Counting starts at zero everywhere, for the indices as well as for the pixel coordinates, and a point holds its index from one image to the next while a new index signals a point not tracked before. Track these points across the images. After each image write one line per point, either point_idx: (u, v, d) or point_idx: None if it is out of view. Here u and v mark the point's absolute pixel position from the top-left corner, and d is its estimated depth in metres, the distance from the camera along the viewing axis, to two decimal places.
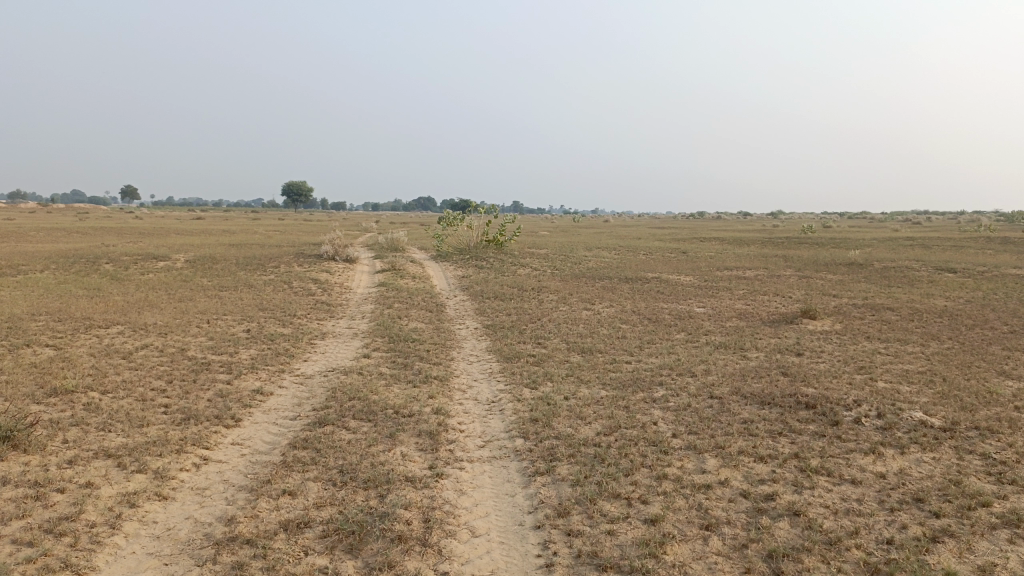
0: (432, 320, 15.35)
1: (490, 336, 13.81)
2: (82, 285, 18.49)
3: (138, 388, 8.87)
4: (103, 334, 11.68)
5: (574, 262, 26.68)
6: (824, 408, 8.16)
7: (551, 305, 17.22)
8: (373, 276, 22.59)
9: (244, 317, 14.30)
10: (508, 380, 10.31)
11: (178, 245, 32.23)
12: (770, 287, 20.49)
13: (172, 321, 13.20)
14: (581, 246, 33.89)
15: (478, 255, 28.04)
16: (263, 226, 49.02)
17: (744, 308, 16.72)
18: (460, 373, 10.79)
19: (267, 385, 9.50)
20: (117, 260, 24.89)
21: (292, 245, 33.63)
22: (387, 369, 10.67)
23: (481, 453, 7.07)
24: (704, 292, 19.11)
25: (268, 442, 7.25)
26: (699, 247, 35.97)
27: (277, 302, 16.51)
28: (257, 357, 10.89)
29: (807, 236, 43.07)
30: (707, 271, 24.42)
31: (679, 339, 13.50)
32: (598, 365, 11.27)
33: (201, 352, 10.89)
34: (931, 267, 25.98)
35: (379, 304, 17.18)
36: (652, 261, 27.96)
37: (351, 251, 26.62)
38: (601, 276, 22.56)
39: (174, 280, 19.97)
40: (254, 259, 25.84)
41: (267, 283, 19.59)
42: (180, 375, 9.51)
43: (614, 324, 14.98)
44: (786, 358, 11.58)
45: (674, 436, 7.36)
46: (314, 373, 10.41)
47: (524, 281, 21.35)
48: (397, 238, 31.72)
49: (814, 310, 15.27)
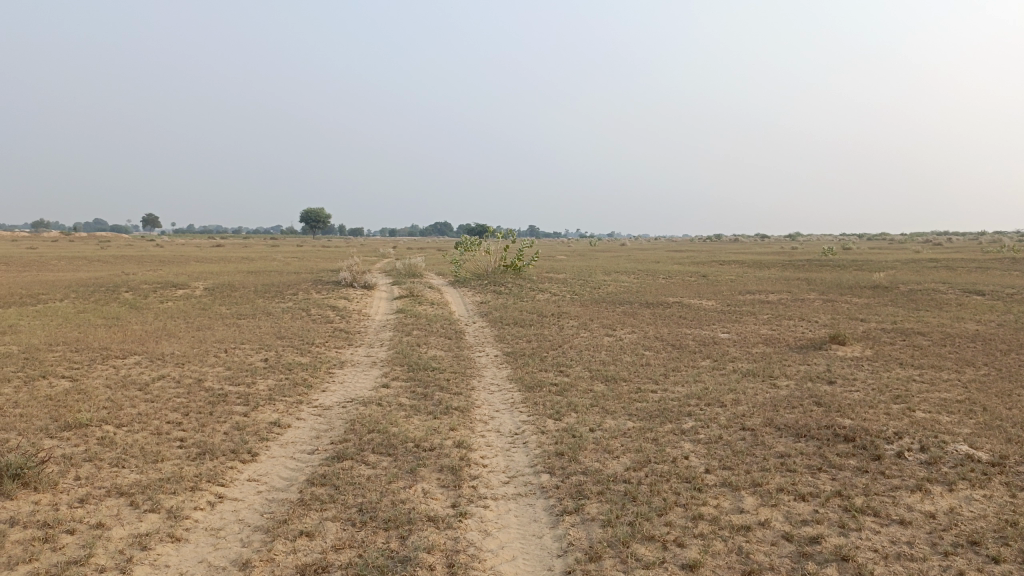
0: (452, 348, 15.11)
1: (511, 364, 13.54)
2: (101, 314, 18.46)
3: (154, 421, 8.67)
4: (119, 365, 11.54)
5: (593, 287, 26.40)
6: (863, 441, 7.80)
7: (572, 331, 16.93)
8: (391, 303, 22.44)
9: (261, 345, 14.14)
10: (531, 410, 10.02)
11: (196, 272, 32.34)
12: (795, 311, 20.10)
13: (189, 350, 13.05)
14: (599, 271, 33.60)
15: (497, 281, 27.85)
16: (280, 253, 49.23)
17: (769, 334, 16.35)
18: (481, 403, 10.51)
19: (284, 417, 9.27)
20: (136, 288, 24.94)
21: (309, 271, 33.63)
22: (407, 399, 10.41)
23: (506, 490, 6.79)
24: (727, 318, 18.75)
25: (285, 478, 7.00)
26: (718, 270, 35.60)
27: (294, 330, 16.36)
28: (274, 387, 10.68)
29: (828, 258, 42.53)
30: (729, 295, 24.06)
31: (704, 366, 13.16)
32: (623, 394, 10.96)
33: (218, 383, 10.70)
34: (958, 290, 25.43)
35: (398, 331, 16.98)
36: (672, 285, 27.62)
37: (369, 277, 26.52)
38: (621, 301, 22.27)
39: (192, 308, 19.90)
40: (272, 286, 25.79)
41: (285, 310, 19.47)
42: (196, 408, 9.31)
43: (638, 351, 14.66)
44: (818, 386, 11.20)
45: (707, 471, 7.04)
46: (332, 403, 10.18)
47: (543, 306, 21.10)
48: (415, 263, 31.62)
49: (843, 335, 14.88)
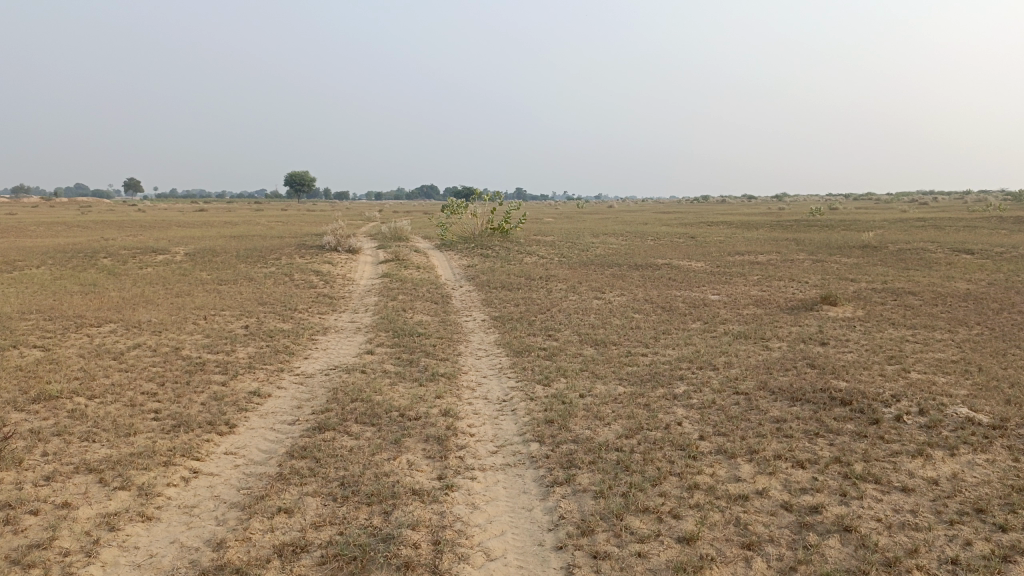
0: (438, 312, 14.80)
1: (498, 329, 13.26)
2: (78, 281, 17.99)
3: (128, 391, 8.34)
4: (94, 333, 11.17)
5: (581, 249, 26.10)
6: (861, 405, 7.60)
7: (560, 295, 16.65)
8: (376, 267, 22.07)
9: (242, 312, 13.77)
10: (519, 376, 9.77)
11: (177, 237, 31.77)
12: (785, 271, 19.90)
13: (167, 318, 12.67)
14: (587, 233, 33.24)
15: (484, 244, 27.51)
16: (264, 217, 48.43)
17: (760, 295, 16.14)
18: (468, 369, 10.23)
19: (265, 386, 8.97)
20: (115, 254, 24.40)
21: (293, 235, 33.12)
22: (391, 366, 10.12)
23: (494, 460, 6.54)
24: (717, 279, 18.52)
25: (264, 451, 6.72)
26: (707, 231, 35.33)
27: (277, 296, 15.98)
28: (255, 355, 10.36)
29: (817, 219, 42.25)
30: (717, 256, 23.84)
31: (695, 329, 12.93)
32: (614, 358, 10.72)
33: (197, 351, 10.36)
34: (947, 249, 25.32)
35: (383, 296, 16.65)
36: (660, 246, 27.36)
37: (354, 242, 26.07)
38: (610, 263, 22.00)
39: (172, 274, 19.44)
40: (255, 251, 25.29)
41: (268, 276, 19.07)
42: (172, 378, 8.99)
43: (627, 314, 14.41)
44: (811, 348, 11.00)
45: (701, 438, 6.82)
46: (315, 371, 9.88)
47: (531, 269, 20.81)
48: (400, 226, 31.13)
49: (835, 296, 14.68)
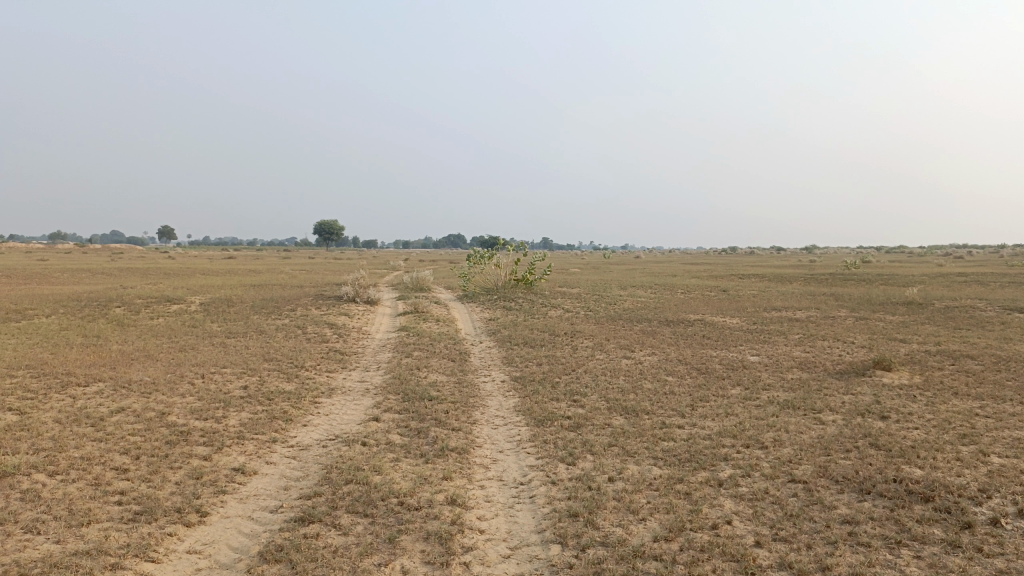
0: (455, 372, 13.74)
1: (518, 392, 12.15)
2: (83, 333, 17.26)
3: (95, 467, 7.35)
4: (78, 394, 10.25)
5: (608, 302, 25.08)
6: (946, 503, 6.38)
7: (586, 354, 15.53)
8: (394, 319, 21.18)
9: (244, 370, 12.82)
10: (539, 452, 8.64)
11: (196, 286, 31.22)
12: (828, 330, 18.62)
13: (162, 376, 11.75)
14: (614, 285, 32.21)
15: (507, 296, 26.59)
16: (288, 266, 48.15)
17: (804, 357, 14.87)
18: (483, 442, 9.12)
19: (252, 461, 7.95)
20: (128, 303, 23.77)
21: (313, 285, 32.47)
22: (397, 438, 9.04)
23: (506, 568, 5.41)
24: (755, 338, 17.28)
25: (234, 551, 5.67)
26: (739, 285, 34.12)
27: (284, 351, 15.04)
28: (247, 423, 9.35)
29: (852, 273, 40.74)
30: (753, 311, 22.67)
31: (736, 396, 11.74)
32: (647, 431, 9.55)
33: (184, 417, 9.40)
34: (998, 306, 23.87)
35: (398, 352, 15.68)
36: (691, 301, 26.20)
37: (373, 293, 25.26)
38: (639, 318, 20.91)
39: (181, 326, 18.68)
40: (271, 301, 24.59)
41: (280, 328, 18.23)
42: (149, 450, 7.99)
43: (659, 376, 13.23)
44: (870, 423, 9.74)
45: (756, 546, 5.65)
46: (311, 442, 8.85)
47: (555, 324, 19.79)
48: (423, 276, 30.32)
49: (888, 360, 13.39)
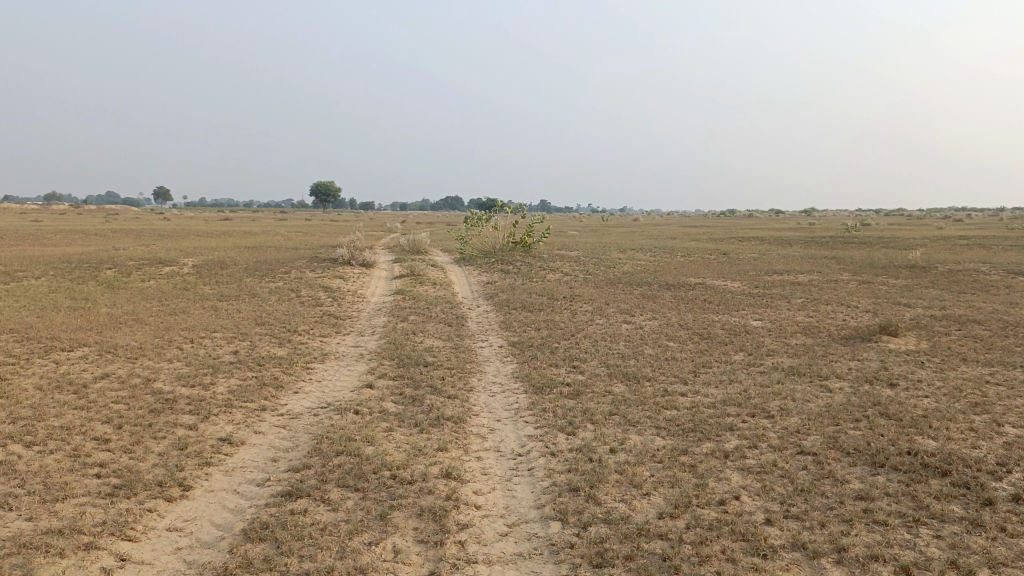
0: (451, 337, 13.41)
1: (516, 358, 11.85)
2: (72, 295, 16.88)
3: (75, 437, 7.04)
4: (61, 360, 9.91)
5: (608, 265, 24.72)
6: (964, 478, 6.11)
7: (585, 318, 15.19)
8: (390, 283, 20.82)
9: (235, 334, 12.47)
10: (538, 421, 8.34)
11: (189, 248, 30.75)
12: (831, 294, 18.30)
13: (150, 341, 11.41)
14: (612, 248, 31.83)
15: (504, 259, 26.21)
16: (284, 228, 47.62)
17: (808, 322, 14.55)
18: (480, 410, 8.83)
19: (239, 431, 7.63)
20: (120, 265, 23.36)
21: (308, 246, 32.05)
22: (391, 406, 8.74)
23: (503, 548, 5.13)
24: (757, 302, 16.96)
25: (217, 529, 5.38)
26: (739, 248, 33.69)
27: (276, 315, 14.69)
28: (236, 390, 9.02)
29: (854, 235, 40.26)
30: (754, 275, 22.33)
31: (739, 362, 11.44)
32: (648, 399, 9.26)
33: (171, 384, 9.09)
34: (1002, 270, 23.55)
35: (393, 316, 15.35)
36: (691, 264, 25.83)
37: (369, 255, 24.86)
38: (639, 281, 20.58)
39: (171, 289, 18.31)
40: (265, 263, 24.19)
41: (273, 291, 17.87)
42: (133, 419, 7.67)
43: (661, 342, 12.91)
44: (879, 392, 9.45)
45: (766, 525, 5.36)
46: (302, 410, 8.54)
47: (554, 287, 19.44)
48: (419, 239, 29.86)
49: (895, 325, 13.08)
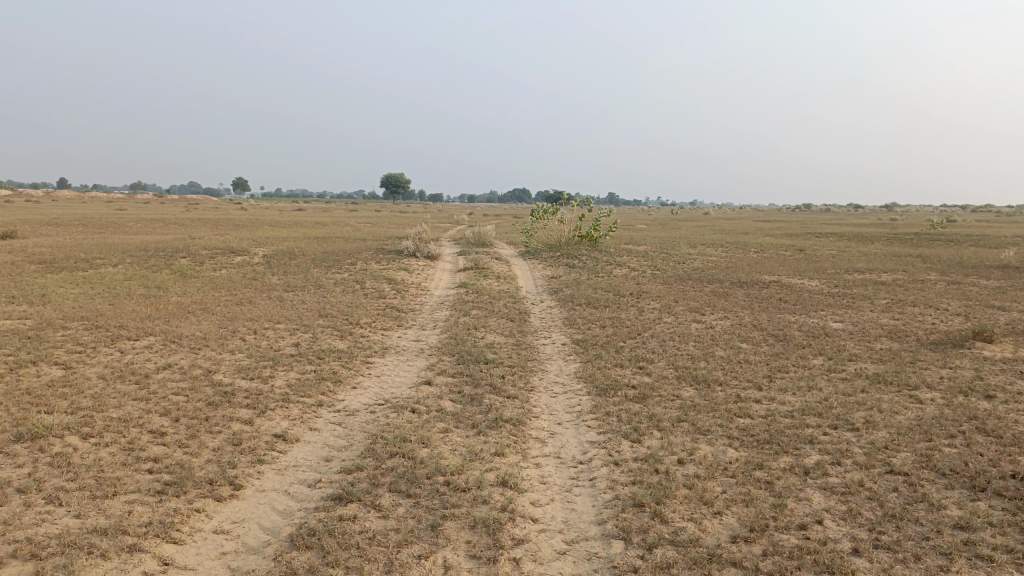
0: (513, 333, 13.07)
1: (580, 357, 11.44)
2: (145, 283, 17.28)
3: (131, 430, 6.99)
4: (126, 349, 10.01)
5: (677, 261, 23.99)
6: None
7: (653, 316, 14.62)
8: (454, 275, 20.65)
9: (297, 326, 12.43)
10: (601, 426, 7.92)
11: (261, 238, 31.38)
12: (917, 295, 17.21)
13: (214, 331, 11.45)
14: (682, 243, 30.95)
15: (570, 253, 25.76)
16: (354, 219, 48.19)
17: (892, 326, 13.64)
18: (541, 412, 8.46)
19: (295, 427, 7.48)
20: (194, 254, 23.90)
21: (375, 238, 32.29)
22: (449, 405, 8.47)
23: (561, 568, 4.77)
24: (836, 303, 16.06)
25: (264, 534, 5.19)
26: (815, 244, 32.29)
27: (339, 307, 14.63)
28: (294, 384, 8.91)
29: (939, 232, 38.14)
30: (832, 273, 21.29)
31: (818, 367, 10.75)
32: (720, 405, 8.72)
33: (231, 376, 9.05)
34: None
35: (456, 310, 15.13)
36: (765, 261, 24.84)
37: (434, 247, 24.79)
38: (709, 278, 19.85)
39: (240, 279, 18.53)
40: (332, 254, 24.35)
41: (339, 283, 17.90)
42: (190, 412, 7.61)
43: (733, 343, 12.28)
44: (975, 404, 8.68)
45: (853, 556, 4.86)
46: (359, 407, 8.35)
47: (621, 283, 18.91)
48: (485, 231, 29.61)
49: (991, 331, 12.10)
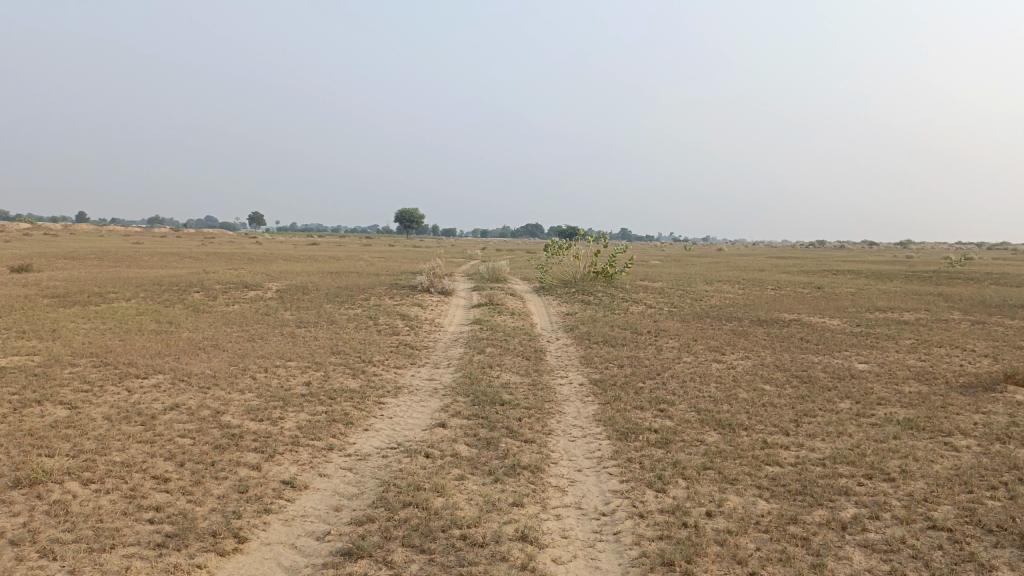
0: (529, 373, 12.76)
1: (598, 398, 11.10)
2: (158, 318, 17.14)
3: (134, 476, 6.73)
4: (134, 388, 9.78)
5: (694, 298, 23.65)
6: None
7: (671, 356, 14.26)
8: (468, 311, 20.40)
9: (309, 364, 12.17)
10: (623, 474, 7.57)
11: (274, 272, 31.35)
12: (943, 335, 16.75)
13: (224, 369, 11.21)
14: (698, 279, 30.62)
15: (585, 289, 25.49)
16: (368, 253, 48.20)
17: (920, 367, 13.21)
18: (559, 458, 8.12)
19: (303, 473, 7.18)
20: (207, 288, 23.82)
21: (389, 273, 32.19)
22: (464, 450, 8.14)
23: None
24: (860, 343, 15.64)
25: None
26: (834, 281, 31.86)
27: (351, 344, 14.38)
28: (304, 427, 8.62)
29: (958, 270, 37.61)
30: (853, 311, 20.86)
31: (846, 410, 10.35)
32: (746, 451, 8.35)
33: (240, 417, 8.78)
34: None
35: (470, 348, 14.83)
36: (783, 298, 24.43)
37: (448, 283, 24.61)
38: (728, 316, 19.48)
39: (253, 314, 18.37)
40: (346, 289, 24.20)
41: (352, 319, 17.70)
42: (196, 456, 7.33)
43: (756, 385, 11.90)
44: (1015, 452, 8.24)
45: None
46: (370, 451, 8.04)
47: (637, 320, 18.58)
48: (499, 267, 29.43)
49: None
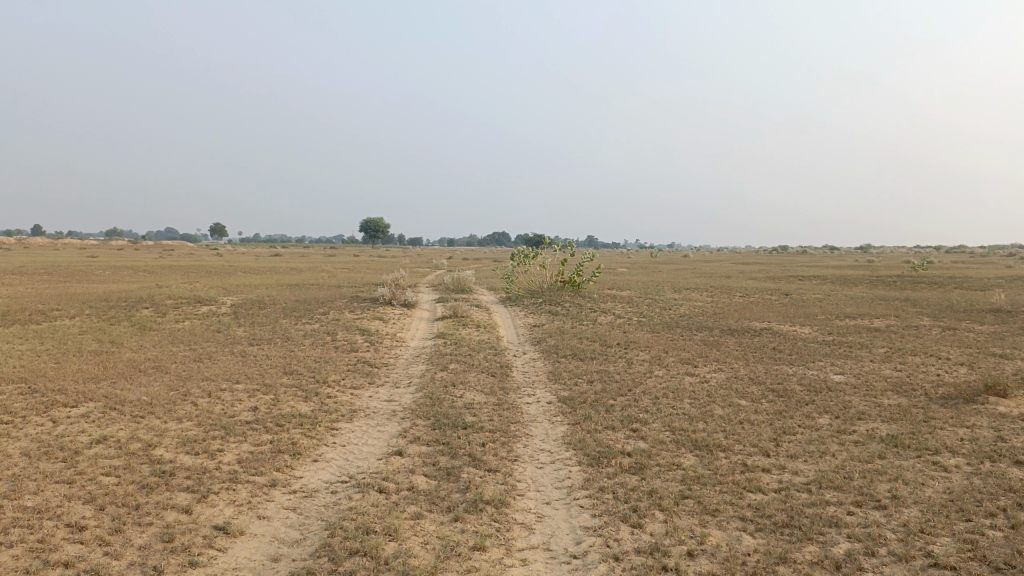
0: (495, 391, 12.09)
1: (567, 417, 10.49)
2: (100, 337, 16.12)
3: (44, 524, 5.92)
4: (60, 419, 8.91)
5: (662, 307, 23.20)
6: None
7: (642, 370, 13.69)
8: (431, 325, 19.66)
9: (258, 386, 11.36)
10: (596, 506, 6.94)
11: (231, 285, 30.22)
12: (917, 343, 16.43)
13: (164, 394, 10.36)
14: (667, 287, 30.22)
15: (552, 299, 24.93)
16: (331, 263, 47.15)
17: (897, 378, 12.82)
18: (527, 489, 7.47)
19: (241, 516, 6.42)
20: (158, 304, 22.75)
21: (351, 284, 31.34)
22: (422, 483, 7.44)
23: None
24: (833, 353, 15.24)
25: None
26: (801, 288, 31.74)
27: (306, 363, 13.55)
28: (245, 460, 7.84)
29: (922, 274, 37.84)
30: (824, 319, 20.57)
31: (826, 427, 9.85)
32: (726, 477, 7.78)
33: (175, 450, 7.98)
34: None
35: (432, 364, 14.11)
36: (752, 306, 24.09)
37: (411, 295, 23.86)
38: (698, 326, 19.03)
39: (204, 331, 17.43)
40: (305, 303, 23.31)
41: (308, 335, 16.87)
42: (120, 499, 6.54)
43: (731, 400, 11.39)
44: (1006, 472, 7.79)
45: None
46: (319, 486, 7.30)
47: (606, 332, 18.04)
48: (464, 277, 28.74)
49: (1005, 384, 11.28)
